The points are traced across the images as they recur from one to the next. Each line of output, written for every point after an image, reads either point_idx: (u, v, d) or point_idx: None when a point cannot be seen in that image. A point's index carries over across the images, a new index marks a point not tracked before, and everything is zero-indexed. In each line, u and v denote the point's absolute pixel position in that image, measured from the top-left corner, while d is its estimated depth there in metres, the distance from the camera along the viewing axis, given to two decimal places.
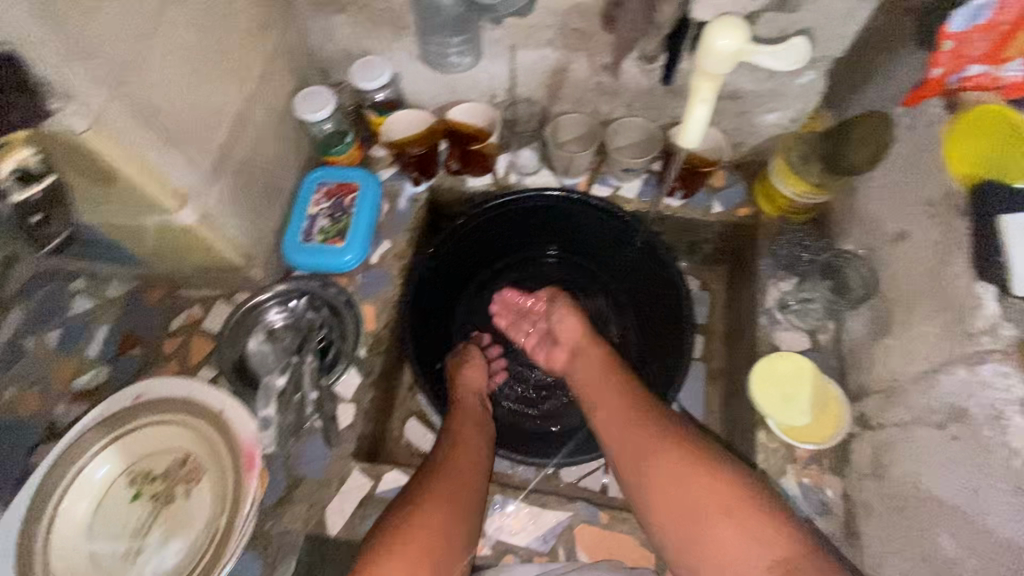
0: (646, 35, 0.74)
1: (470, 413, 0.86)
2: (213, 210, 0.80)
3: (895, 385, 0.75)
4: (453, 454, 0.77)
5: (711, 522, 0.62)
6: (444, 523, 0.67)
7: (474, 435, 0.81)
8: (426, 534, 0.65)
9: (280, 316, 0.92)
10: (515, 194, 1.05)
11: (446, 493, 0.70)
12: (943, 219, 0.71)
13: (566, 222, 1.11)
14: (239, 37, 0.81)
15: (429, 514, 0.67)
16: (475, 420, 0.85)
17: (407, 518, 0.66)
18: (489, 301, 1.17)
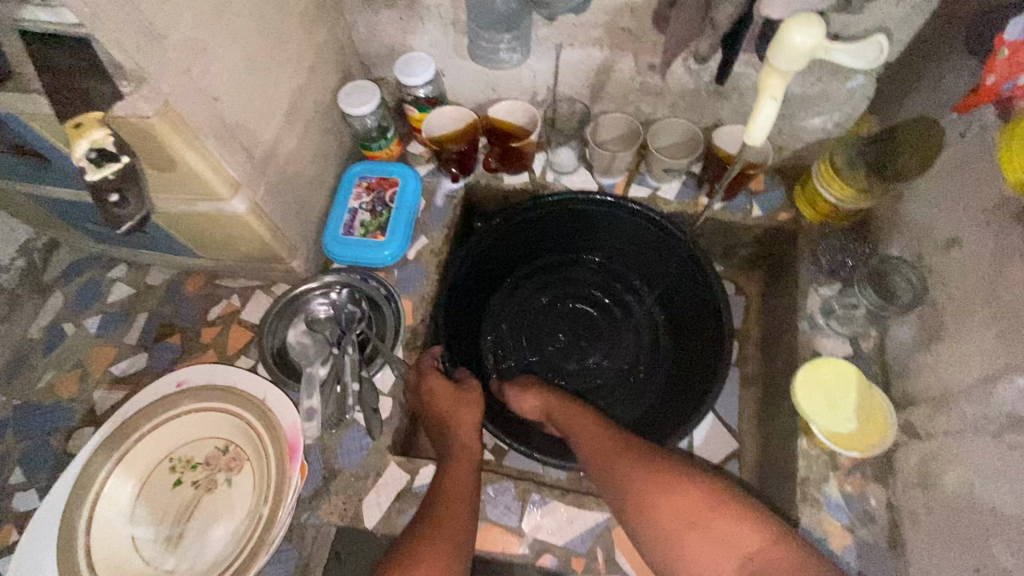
0: (701, 34, 0.74)
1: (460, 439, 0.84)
2: (262, 199, 0.81)
3: (946, 393, 0.74)
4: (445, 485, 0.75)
5: (689, 534, 0.63)
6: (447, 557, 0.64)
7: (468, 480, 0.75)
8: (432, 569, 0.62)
9: (323, 306, 0.93)
10: (552, 197, 1.05)
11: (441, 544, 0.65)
12: (1001, 225, 0.70)
13: (601, 225, 1.11)
14: (292, 29, 0.82)
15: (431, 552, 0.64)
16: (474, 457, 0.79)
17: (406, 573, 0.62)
18: (522, 302, 1.18)
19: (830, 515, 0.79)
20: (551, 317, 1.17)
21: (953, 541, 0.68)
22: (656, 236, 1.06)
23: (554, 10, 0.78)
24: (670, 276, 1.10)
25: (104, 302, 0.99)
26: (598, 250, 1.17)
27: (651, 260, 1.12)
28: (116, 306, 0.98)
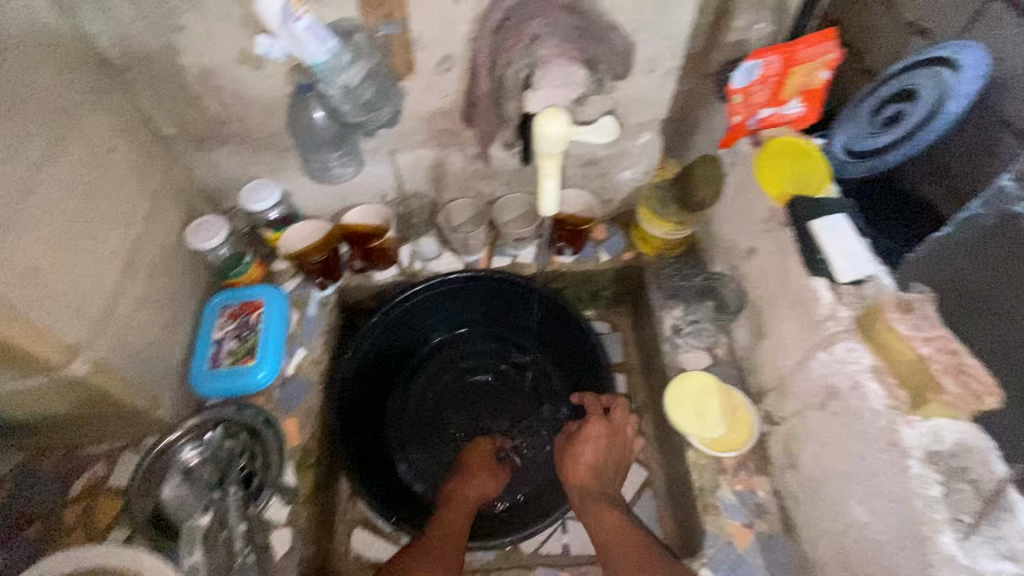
0: (501, 126, 0.86)
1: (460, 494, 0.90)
2: (108, 356, 0.78)
3: (781, 379, 0.85)
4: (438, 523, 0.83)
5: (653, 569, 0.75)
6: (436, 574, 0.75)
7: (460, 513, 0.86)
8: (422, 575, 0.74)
9: (195, 453, 0.88)
10: (420, 285, 1.10)
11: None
12: (775, 232, 0.85)
13: (475, 301, 1.17)
14: (117, 185, 0.83)
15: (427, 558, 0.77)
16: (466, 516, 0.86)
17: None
18: (420, 391, 1.19)
19: (729, 518, 0.85)
20: (451, 398, 1.18)
21: (822, 511, 0.76)
22: (526, 298, 1.13)
23: (371, 129, 0.87)
24: (545, 331, 1.18)
25: None
26: (479, 327, 1.23)
27: (526, 320, 1.19)
28: None
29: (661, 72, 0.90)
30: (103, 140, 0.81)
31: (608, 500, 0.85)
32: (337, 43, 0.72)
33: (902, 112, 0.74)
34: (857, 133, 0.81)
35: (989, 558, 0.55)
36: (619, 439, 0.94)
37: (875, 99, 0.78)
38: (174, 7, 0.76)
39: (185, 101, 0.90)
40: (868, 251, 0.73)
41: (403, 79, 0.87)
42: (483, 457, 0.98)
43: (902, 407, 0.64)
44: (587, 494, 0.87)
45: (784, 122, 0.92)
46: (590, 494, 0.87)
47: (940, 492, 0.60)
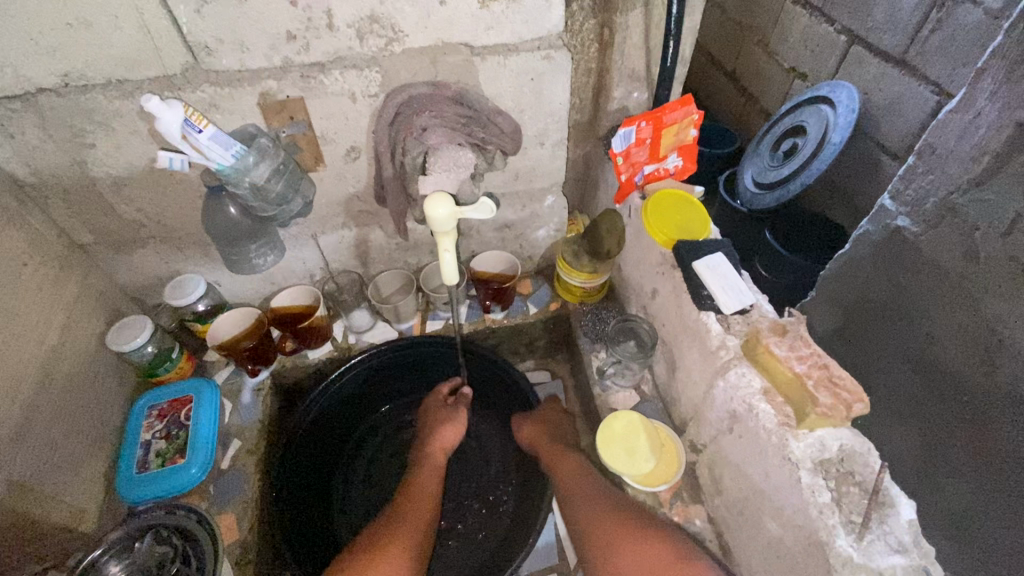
0: (410, 205, 0.92)
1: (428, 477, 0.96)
2: (22, 475, 0.76)
3: (696, 409, 0.91)
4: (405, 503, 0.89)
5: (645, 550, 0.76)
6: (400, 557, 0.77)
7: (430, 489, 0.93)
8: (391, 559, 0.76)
9: (121, 567, 0.83)
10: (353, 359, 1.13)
11: (404, 537, 0.81)
12: (669, 274, 0.93)
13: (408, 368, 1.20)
14: (30, 300, 0.83)
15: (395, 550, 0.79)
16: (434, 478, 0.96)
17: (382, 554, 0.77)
18: (365, 470, 1.16)
19: None
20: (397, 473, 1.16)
21: (747, 532, 0.80)
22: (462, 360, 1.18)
23: (286, 218, 0.92)
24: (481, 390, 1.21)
25: None
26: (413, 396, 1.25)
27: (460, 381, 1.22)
28: None
29: (552, 142, 1.00)
30: (14, 258, 0.82)
31: (570, 461, 0.96)
32: (241, 147, 0.78)
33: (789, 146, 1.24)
34: (761, 167, 1.29)
35: (881, 553, 0.62)
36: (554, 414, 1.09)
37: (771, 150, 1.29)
38: (82, 128, 0.80)
39: (101, 211, 0.93)
40: (744, 283, 0.84)
41: (313, 171, 0.93)
42: (437, 414, 1.09)
43: (790, 423, 0.71)
44: (552, 456, 0.99)
45: (667, 174, 1.04)
46: (560, 454, 0.99)
47: (830, 498, 0.65)
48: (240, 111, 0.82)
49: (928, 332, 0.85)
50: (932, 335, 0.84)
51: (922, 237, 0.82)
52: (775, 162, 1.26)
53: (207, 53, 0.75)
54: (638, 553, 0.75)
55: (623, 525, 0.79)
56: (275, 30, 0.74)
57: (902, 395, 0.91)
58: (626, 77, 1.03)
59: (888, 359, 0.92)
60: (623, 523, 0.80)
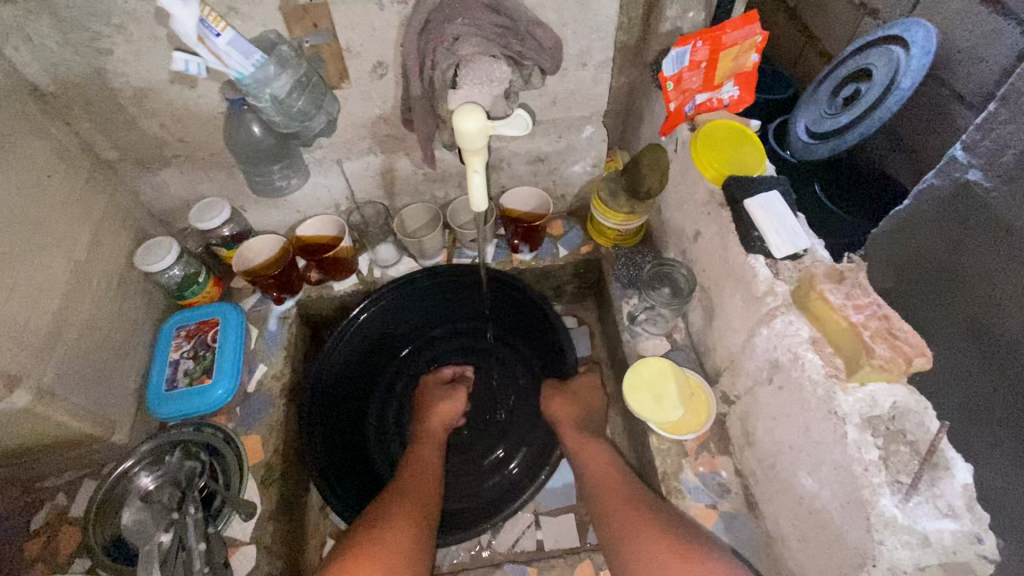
0: (439, 128, 0.85)
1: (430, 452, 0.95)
2: (53, 385, 0.77)
3: (732, 358, 0.86)
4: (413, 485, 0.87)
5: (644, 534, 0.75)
6: (408, 542, 0.77)
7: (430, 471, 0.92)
8: (393, 546, 0.75)
9: (153, 478, 0.88)
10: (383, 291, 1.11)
11: (409, 512, 0.81)
12: (715, 214, 0.86)
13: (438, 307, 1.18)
14: (56, 211, 0.82)
15: (399, 529, 0.78)
16: (433, 454, 0.95)
17: (383, 525, 0.78)
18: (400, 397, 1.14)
19: (693, 500, 0.85)
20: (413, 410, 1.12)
21: (776, 483, 0.77)
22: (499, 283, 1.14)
23: (308, 138, 0.88)
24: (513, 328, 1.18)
25: None
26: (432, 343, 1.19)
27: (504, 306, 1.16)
28: None
29: (594, 64, 0.91)
30: (39, 167, 0.81)
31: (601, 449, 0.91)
32: (261, 56, 0.74)
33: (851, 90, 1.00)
34: (817, 115, 1.06)
35: (929, 516, 0.58)
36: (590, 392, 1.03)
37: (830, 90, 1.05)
38: (99, 32, 0.76)
39: (124, 125, 0.90)
40: (800, 224, 0.76)
41: (338, 88, 0.88)
42: (432, 388, 1.06)
43: (838, 375, 0.65)
44: (575, 441, 0.94)
45: (721, 105, 0.96)
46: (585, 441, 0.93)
47: (878, 456, 0.61)
48: (261, 17, 0.76)
49: (993, 287, 0.84)
50: (995, 295, 0.84)
51: (995, 192, 0.81)
52: (833, 109, 1.03)
53: None
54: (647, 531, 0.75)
55: (613, 486, 0.83)
56: None
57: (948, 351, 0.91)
58: None
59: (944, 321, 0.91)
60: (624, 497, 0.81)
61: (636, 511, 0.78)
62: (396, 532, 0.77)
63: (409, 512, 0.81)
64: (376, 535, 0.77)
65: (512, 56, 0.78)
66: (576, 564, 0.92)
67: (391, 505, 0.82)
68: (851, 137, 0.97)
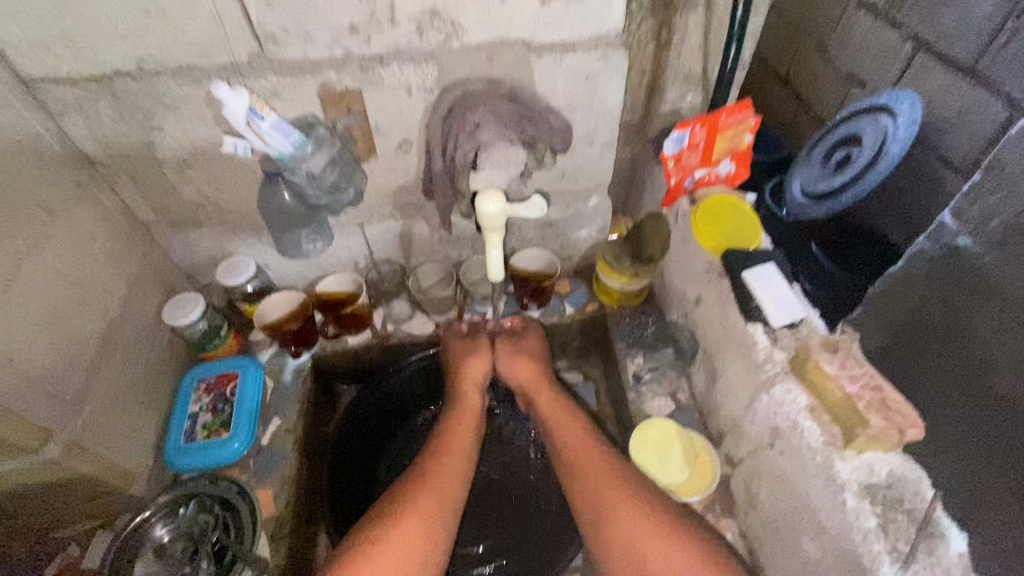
0: (457, 199, 0.92)
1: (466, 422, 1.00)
2: (80, 437, 0.80)
3: (734, 420, 0.89)
4: (446, 460, 0.91)
5: (666, 556, 0.74)
6: (420, 530, 0.80)
7: (461, 437, 0.97)
8: (408, 538, 0.78)
9: (167, 529, 0.89)
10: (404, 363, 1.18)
11: (429, 495, 0.85)
12: (714, 281, 0.92)
13: None
14: (95, 271, 0.88)
15: (418, 518, 0.81)
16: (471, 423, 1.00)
17: (401, 512, 0.81)
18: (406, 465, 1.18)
19: None
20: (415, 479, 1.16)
21: (780, 549, 0.78)
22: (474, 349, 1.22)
23: (334, 206, 0.95)
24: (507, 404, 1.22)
25: None
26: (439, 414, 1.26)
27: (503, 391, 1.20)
28: None
29: (600, 144, 1.00)
30: (84, 231, 0.87)
31: (552, 393, 1.04)
32: (299, 136, 0.81)
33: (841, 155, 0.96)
34: (812, 176, 1.01)
35: None
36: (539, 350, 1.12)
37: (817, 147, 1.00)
38: (152, 112, 0.84)
39: (165, 191, 0.97)
40: (794, 294, 0.81)
41: (365, 162, 0.95)
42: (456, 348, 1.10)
43: (835, 443, 0.68)
44: (535, 383, 1.05)
45: (719, 180, 1.03)
46: (558, 411, 1.00)
47: (875, 523, 0.63)
48: (300, 101, 0.84)
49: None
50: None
51: None
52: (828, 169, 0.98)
53: (273, 43, 0.78)
54: (672, 561, 0.74)
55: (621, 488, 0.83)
56: (338, 23, 0.77)
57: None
58: (681, 78, 1.03)
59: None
60: (571, 420, 0.97)
61: (614, 484, 0.84)
62: (415, 518, 0.81)
63: (429, 498, 0.84)
64: (393, 526, 0.80)
65: (527, 139, 0.85)
66: None
67: (417, 482, 0.86)
68: (846, 197, 0.93)
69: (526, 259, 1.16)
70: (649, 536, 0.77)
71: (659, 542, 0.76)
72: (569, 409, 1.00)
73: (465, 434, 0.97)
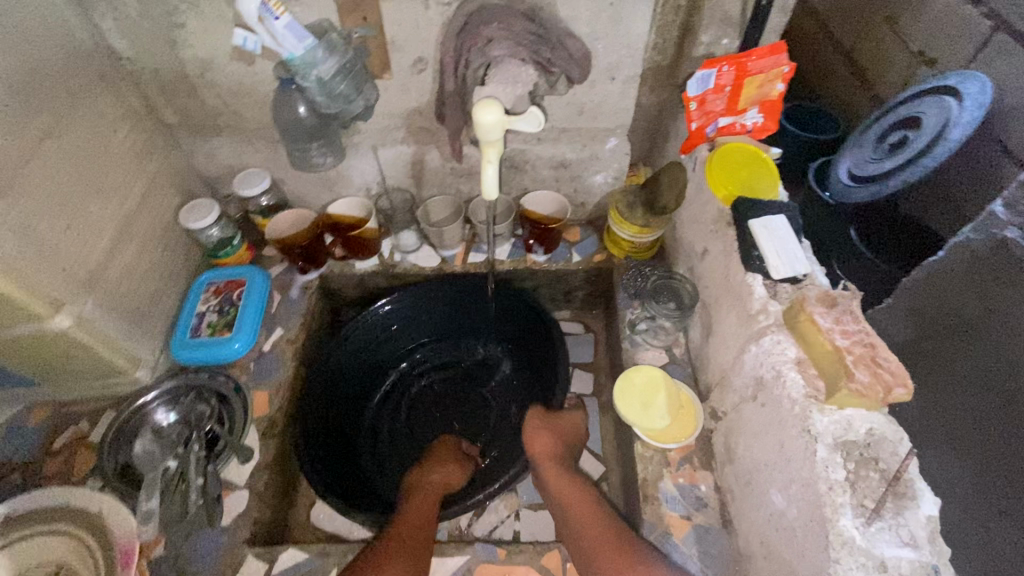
0: (467, 123, 0.91)
1: (425, 500, 0.89)
2: (91, 315, 0.85)
3: (722, 373, 0.87)
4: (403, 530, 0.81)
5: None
6: None
7: (422, 518, 0.84)
8: None
9: (167, 414, 0.95)
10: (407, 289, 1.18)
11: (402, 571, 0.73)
12: (721, 231, 0.88)
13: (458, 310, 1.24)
14: (115, 162, 0.91)
15: None
16: (430, 502, 0.89)
17: None
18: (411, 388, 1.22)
19: (668, 509, 0.87)
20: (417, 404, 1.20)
21: (749, 500, 0.78)
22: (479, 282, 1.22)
23: (346, 120, 0.95)
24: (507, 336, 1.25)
25: None
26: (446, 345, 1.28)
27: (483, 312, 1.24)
28: None
29: (622, 80, 0.96)
30: (107, 123, 0.90)
31: (567, 472, 0.90)
32: (313, 41, 0.81)
33: (901, 139, 0.92)
34: (862, 158, 0.98)
35: (889, 541, 0.59)
36: (576, 430, 1.02)
37: (879, 129, 0.97)
38: (175, 7, 0.85)
39: (187, 93, 0.99)
40: (801, 249, 0.78)
41: (380, 78, 0.95)
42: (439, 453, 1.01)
43: (818, 396, 0.66)
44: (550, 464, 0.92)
45: (744, 130, 0.99)
46: (560, 475, 0.89)
47: (843, 477, 0.61)
48: (318, 5, 0.83)
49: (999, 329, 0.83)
50: None
51: None
52: (879, 155, 0.95)
53: None
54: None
55: (598, 522, 0.78)
56: None
57: (973, 419, 0.86)
58: (717, 21, 0.96)
59: (952, 380, 0.89)
60: (580, 490, 0.86)
61: (600, 527, 0.78)
62: None
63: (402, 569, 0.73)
64: None
65: (541, 62, 0.82)
66: (543, 552, 0.83)
67: (383, 561, 0.74)
68: (893, 182, 0.90)
69: (536, 200, 1.15)
70: (615, 558, 0.72)
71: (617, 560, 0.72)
72: (576, 482, 0.87)
73: (427, 507, 0.87)
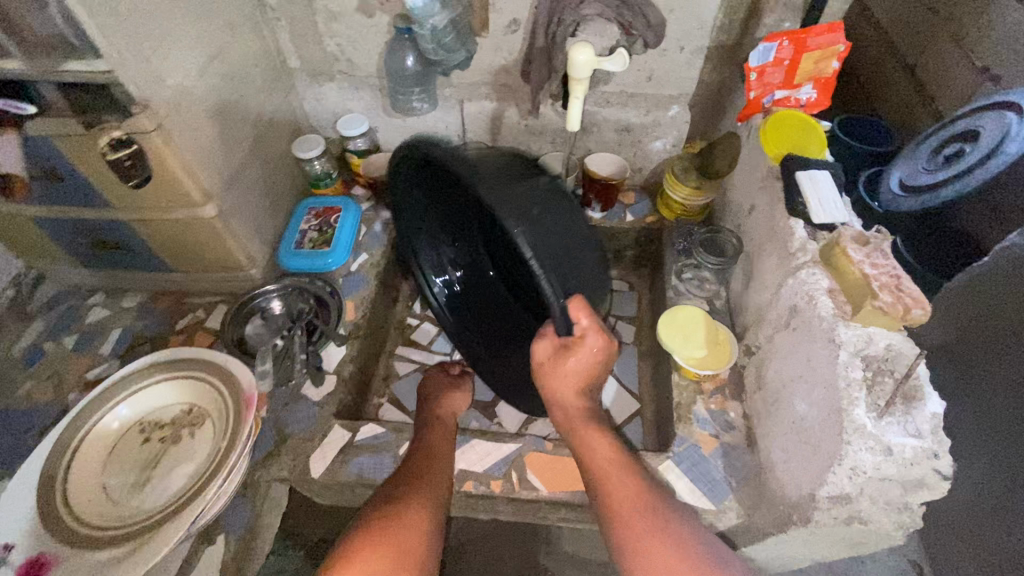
0: (549, 77, 1.05)
1: (439, 433, 0.94)
2: (227, 211, 1.02)
3: (760, 313, 0.98)
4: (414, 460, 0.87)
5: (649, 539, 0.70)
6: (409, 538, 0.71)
7: (442, 444, 0.92)
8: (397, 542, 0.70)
9: (278, 302, 1.13)
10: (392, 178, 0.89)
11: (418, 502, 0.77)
12: (770, 186, 0.99)
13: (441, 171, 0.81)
14: (254, 90, 1.09)
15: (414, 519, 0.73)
16: (444, 433, 0.95)
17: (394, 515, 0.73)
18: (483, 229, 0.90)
19: (699, 427, 0.97)
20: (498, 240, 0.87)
21: (773, 417, 0.88)
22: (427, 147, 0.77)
23: (445, 67, 1.11)
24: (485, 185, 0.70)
25: (80, 323, 1.14)
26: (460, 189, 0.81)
27: (450, 195, 0.85)
28: (92, 326, 1.13)
29: (689, 50, 1.10)
30: (250, 57, 1.08)
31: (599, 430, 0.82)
32: None
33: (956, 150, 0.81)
34: (913, 168, 0.87)
35: (894, 432, 0.69)
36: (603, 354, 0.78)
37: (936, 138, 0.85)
38: None
39: (313, 40, 1.17)
40: (840, 199, 0.89)
41: (478, 36, 1.10)
42: (440, 379, 1.11)
43: (844, 315, 0.77)
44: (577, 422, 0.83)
45: (797, 105, 1.09)
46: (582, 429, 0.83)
47: (861, 377, 0.72)
48: None
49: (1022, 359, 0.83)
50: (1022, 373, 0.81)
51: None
52: (932, 164, 0.84)
53: None
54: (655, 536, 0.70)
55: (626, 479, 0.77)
56: None
57: None
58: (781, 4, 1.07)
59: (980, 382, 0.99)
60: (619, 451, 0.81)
61: (633, 481, 0.76)
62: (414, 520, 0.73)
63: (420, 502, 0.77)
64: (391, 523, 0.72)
65: (621, 24, 0.96)
66: None
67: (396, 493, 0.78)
68: (946, 191, 0.80)
69: (599, 159, 1.27)
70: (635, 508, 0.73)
71: (643, 520, 0.72)
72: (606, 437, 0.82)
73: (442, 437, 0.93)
